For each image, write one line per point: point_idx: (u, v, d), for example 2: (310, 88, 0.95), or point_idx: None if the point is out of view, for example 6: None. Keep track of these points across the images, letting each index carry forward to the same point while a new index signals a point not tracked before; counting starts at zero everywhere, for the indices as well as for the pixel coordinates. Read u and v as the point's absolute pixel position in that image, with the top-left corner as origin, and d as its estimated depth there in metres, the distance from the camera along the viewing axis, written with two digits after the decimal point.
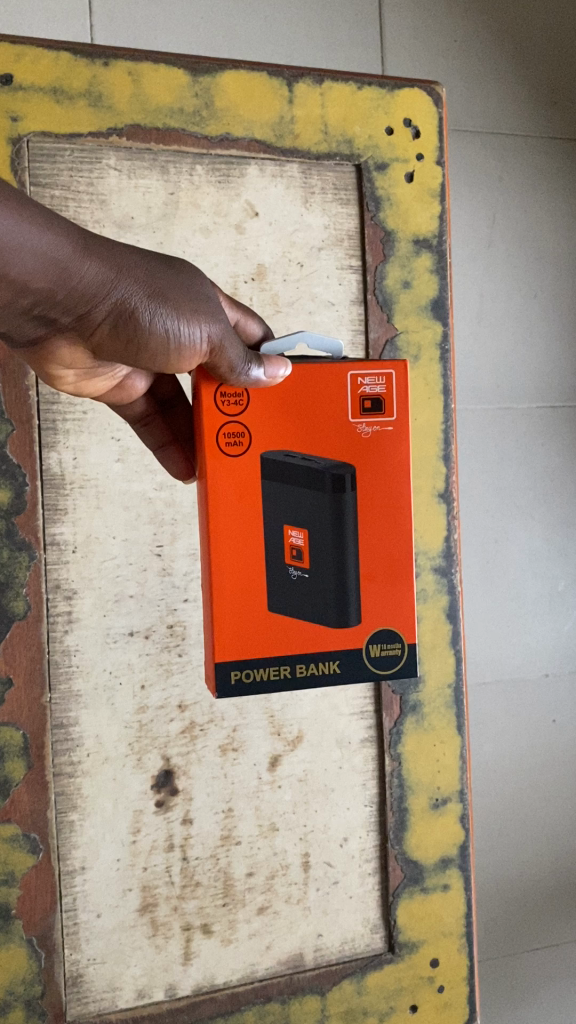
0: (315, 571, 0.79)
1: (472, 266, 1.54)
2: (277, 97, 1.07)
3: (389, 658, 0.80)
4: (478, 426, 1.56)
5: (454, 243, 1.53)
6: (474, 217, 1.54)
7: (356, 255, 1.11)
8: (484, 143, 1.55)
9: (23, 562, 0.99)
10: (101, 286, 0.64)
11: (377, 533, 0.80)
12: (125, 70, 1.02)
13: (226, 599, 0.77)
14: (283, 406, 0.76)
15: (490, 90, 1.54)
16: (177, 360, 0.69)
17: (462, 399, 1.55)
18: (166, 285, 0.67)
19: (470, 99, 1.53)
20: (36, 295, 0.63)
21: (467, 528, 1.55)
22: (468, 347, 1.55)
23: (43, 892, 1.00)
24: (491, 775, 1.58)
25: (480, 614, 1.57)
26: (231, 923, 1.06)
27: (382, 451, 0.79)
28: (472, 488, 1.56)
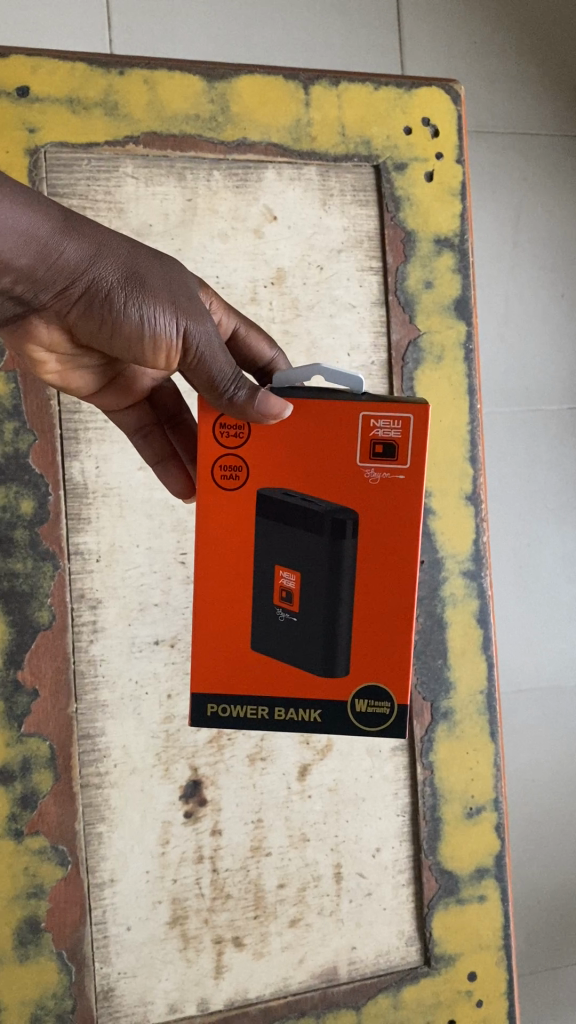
0: (305, 613, 0.74)
1: (496, 267, 1.53)
2: (293, 100, 1.07)
3: (376, 716, 0.74)
4: (506, 428, 1.54)
5: (477, 244, 1.51)
6: (497, 217, 1.53)
7: (376, 256, 1.10)
8: (506, 143, 1.53)
9: (47, 571, 0.99)
10: (80, 267, 0.65)
11: (379, 585, 0.73)
12: (140, 78, 1.02)
13: (209, 630, 0.74)
14: (281, 442, 0.70)
15: (511, 89, 1.53)
16: (150, 348, 0.69)
17: (489, 401, 1.53)
18: (148, 273, 0.67)
19: (491, 98, 1.52)
20: (16, 272, 0.64)
21: (498, 532, 1.53)
22: (495, 348, 1.53)
23: (72, 905, 0.98)
24: (528, 785, 1.55)
25: (513, 620, 1.54)
26: (263, 936, 1.04)
27: (392, 500, 0.71)
28: (502, 491, 1.54)
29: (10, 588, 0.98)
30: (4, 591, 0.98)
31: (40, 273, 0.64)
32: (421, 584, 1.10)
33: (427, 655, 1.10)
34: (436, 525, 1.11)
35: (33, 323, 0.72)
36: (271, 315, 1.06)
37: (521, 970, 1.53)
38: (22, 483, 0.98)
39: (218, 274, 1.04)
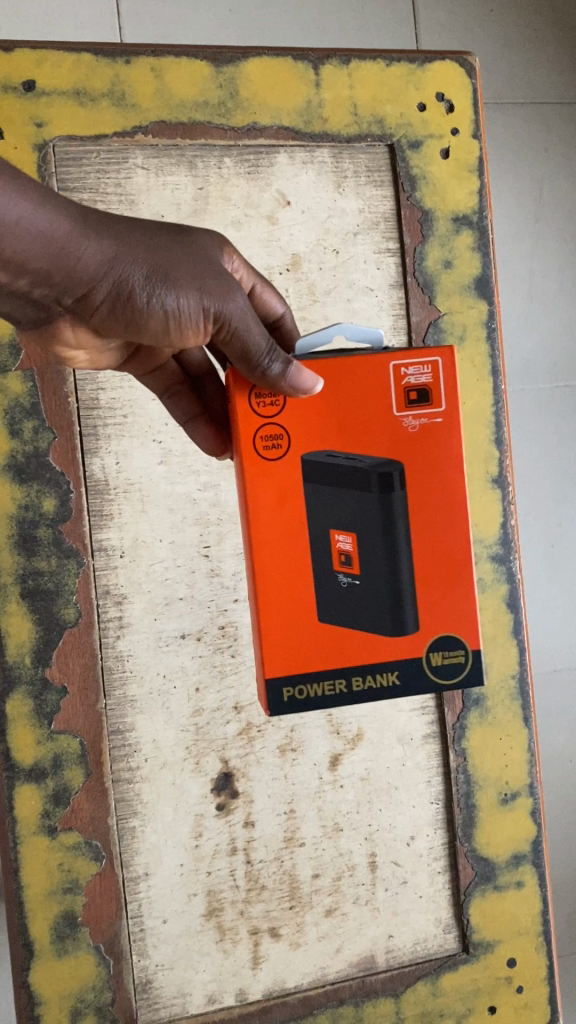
0: (365, 576, 0.74)
1: (520, 242, 1.49)
2: (303, 82, 1.05)
3: (452, 666, 0.75)
4: (535, 406, 1.51)
5: (499, 219, 1.48)
6: (519, 190, 1.49)
7: (393, 237, 1.08)
8: (527, 114, 1.49)
9: (71, 569, 0.98)
10: (100, 266, 0.64)
11: (434, 530, 0.73)
12: (147, 67, 1.00)
13: (273, 607, 0.73)
14: (324, 405, 0.71)
15: (529, 59, 1.49)
16: (178, 336, 0.69)
17: (516, 379, 1.51)
18: (168, 260, 0.66)
19: (509, 68, 1.48)
20: (36, 278, 0.64)
21: (528, 512, 1.51)
22: (520, 325, 1.50)
23: (108, 900, 0.99)
24: (566, 767, 1.53)
25: (547, 601, 1.52)
26: (299, 926, 1.04)
27: (433, 447, 0.73)
28: (532, 470, 1.51)
29: (35, 587, 0.97)
30: (29, 590, 0.97)
31: (58, 276, 0.64)
32: None
33: None
34: None
35: (59, 327, 0.71)
36: (288, 302, 1.05)
37: (563, 952, 1.52)
38: (43, 482, 0.98)
39: None
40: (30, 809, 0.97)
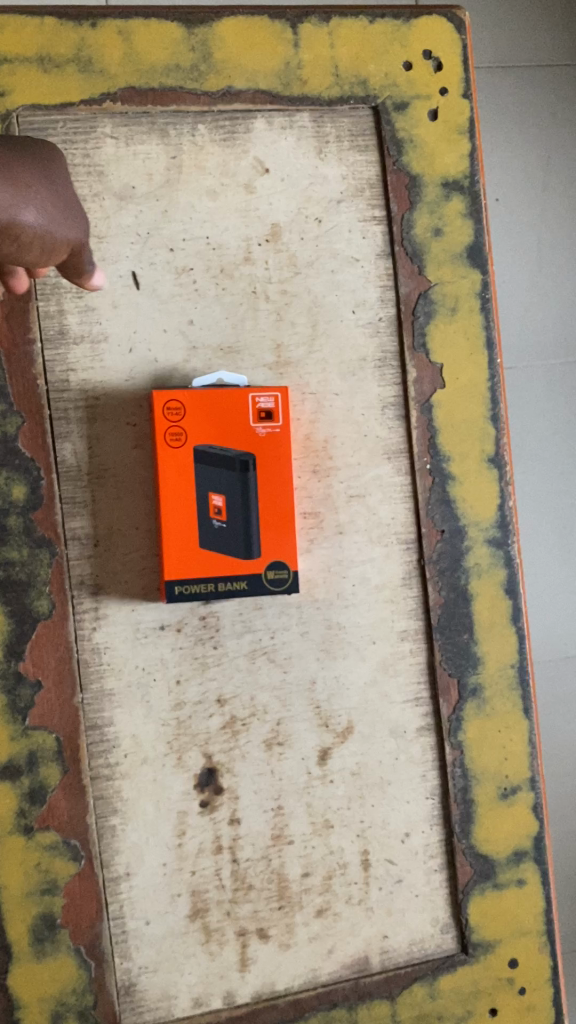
0: (231, 524, 0.94)
1: (526, 211, 1.43)
2: (281, 42, 0.99)
3: (278, 581, 0.96)
4: (544, 382, 1.45)
5: (503, 188, 1.42)
6: (524, 156, 1.43)
7: (379, 205, 1.02)
8: (531, 77, 1.42)
9: (44, 559, 0.94)
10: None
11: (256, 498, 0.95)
12: (114, 29, 0.95)
13: (171, 538, 0.94)
14: (192, 411, 0.94)
15: (530, 20, 1.42)
16: (39, 259, 0.72)
17: (525, 353, 1.44)
18: (32, 187, 0.69)
19: (513, 30, 1.42)
20: None
21: (539, 492, 1.46)
22: (528, 297, 1.44)
23: (88, 900, 0.95)
24: None
25: (559, 584, 1.46)
26: (289, 926, 1.00)
27: (262, 449, 0.95)
28: (542, 448, 1.45)
29: (6, 578, 0.93)
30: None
31: None
32: (441, 554, 1.03)
33: (452, 629, 1.04)
34: (457, 492, 1.04)
35: None
36: (268, 275, 1.00)
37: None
38: (12, 468, 0.93)
39: (208, 235, 0.98)
40: (5, 807, 0.94)
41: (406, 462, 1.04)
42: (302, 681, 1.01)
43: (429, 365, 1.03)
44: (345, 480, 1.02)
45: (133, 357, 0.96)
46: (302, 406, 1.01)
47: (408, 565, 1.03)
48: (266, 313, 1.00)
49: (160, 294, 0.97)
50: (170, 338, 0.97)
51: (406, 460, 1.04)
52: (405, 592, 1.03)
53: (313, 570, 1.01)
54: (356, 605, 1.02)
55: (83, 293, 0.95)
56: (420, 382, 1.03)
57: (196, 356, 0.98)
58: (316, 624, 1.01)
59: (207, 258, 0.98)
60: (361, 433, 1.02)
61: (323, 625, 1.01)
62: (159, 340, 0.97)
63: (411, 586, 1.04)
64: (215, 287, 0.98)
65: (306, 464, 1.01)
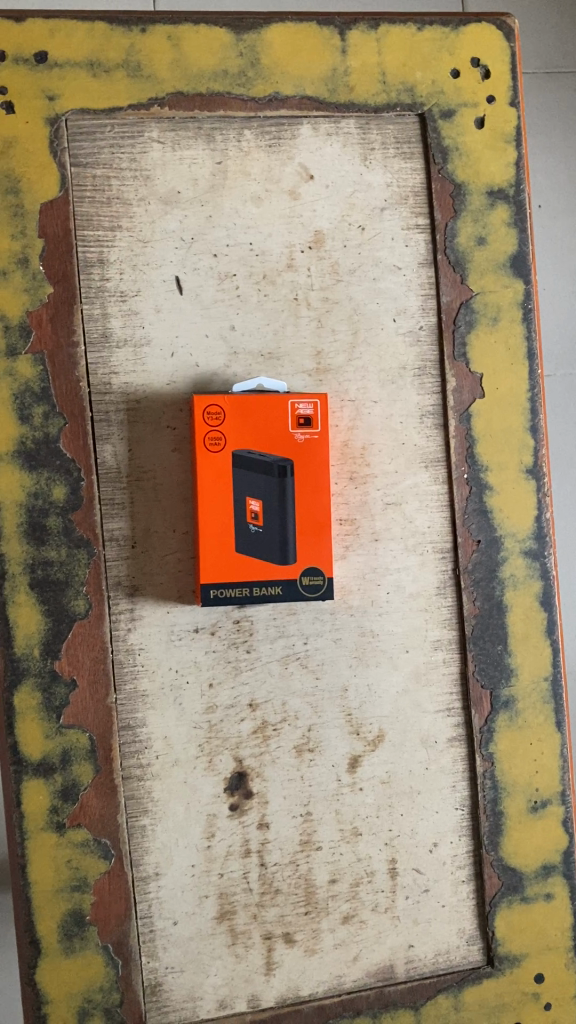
0: (268, 530, 0.94)
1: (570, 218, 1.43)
2: (328, 48, 0.99)
3: (314, 586, 0.96)
4: None
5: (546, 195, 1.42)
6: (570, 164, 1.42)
7: (423, 212, 1.02)
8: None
9: (82, 560, 0.95)
10: None
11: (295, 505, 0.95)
12: (164, 34, 0.96)
13: (208, 541, 0.94)
14: (233, 417, 0.94)
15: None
16: None
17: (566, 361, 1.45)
18: None
19: (561, 38, 1.42)
20: None
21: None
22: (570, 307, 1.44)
23: (117, 899, 0.96)
24: None
25: None
26: (315, 932, 1.00)
27: (303, 457, 0.96)
28: None
29: (44, 577, 0.94)
30: (38, 580, 0.94)
31: None
32: (477, 564, 1.03)
33: (486, 640, 1.03)
34: (494, 502, 1.03)
35: None
36: (310, 281, 1.00)
37: None
38: (53, 469, 0.94)
39: (251, 241, 0.99)
40: (38, 804, 0.95)
41: (443, 471, 1.03)
42: (334, 688, 1.01)
43: (469, 374, 1.03)
44: (382, 488, 1.02)
45: (175, 362, 0.97)
46: (341, 413, 1.01)
47: (443, 574, 1.03)
48: (307, 320, 1.00)
49: (202, 299, 0.98)
50: (212, 343, 0.98)
51: (443, 468, 1.03)
52: (440, 601, 1.03)
53: (348, 577, 1.01)
54: (390, 613, 1.02)
55: (126, 297, 0.96)
56: (460, 391, 1.03)
57: (237, 361, 0.98)
58: (349, 631, 1.01)
59: (250, 264, 0.99)
60: (399, 441, 1.02)
61: (356, 632, 1.01)
62: (200, 345, 0.98)
63: (446, 595, 1.03)
64: (257, 293, 0.99)
65: (343, 471, 1.01)
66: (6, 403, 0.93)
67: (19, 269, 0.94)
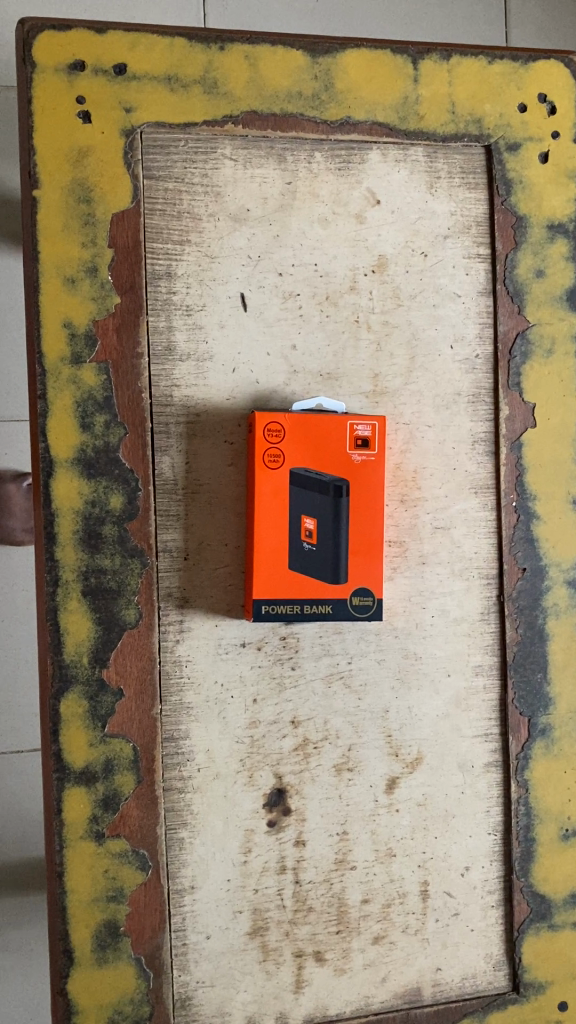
0: (322, 548, 0.95)
1: None
2: (401, 76, 1.00)
3: (363, 606, 0.97)
4: None
5: None
6: None
7: (484, 242, 1.04)
8: None
9: (134, 569, 0.95)
10: None
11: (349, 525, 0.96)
12: (241, 54, 0.97)
13: (262, 557, 0.95)
14: (292, 435, 0.95)
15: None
16: None
17: None
18: None
19: None
20: None
21: None
22: None
23: (152, 911, 0.96)
24: None
25: None
26: (345, 952, 1.01)
27: (360, 478, 0.97)
28: None
29: (97, 585, 0.94)
30: (90, 588, 0.94)
31: None
32: (521, 592, 1.04)
33: (526, 667, 1.04)
34: (540, 531, 1.04)
35: None
36: (371, 305, 1.01)
37: None
38: (112, 478, 0.94)
39: (316, 262, 1.00)
40: (79, 813, 0.94)
41: (492, 498, 1.04)
42: (375, 708, 1.01)
43: (522, 404, 1.04)
44: (432, 512, 1.03)
45: (236, 377, 0.98)
46: (395, 436, 1.02)
47: (488, 600, 1.04)
48: (366, 343, 1.01)
49: (266, 317, 0.98)
50: (273, 361, 0.99)
51: (492, 495, 1.04)
52: (483, 627, 1.04)
53: (394, 598, 1.02)
54: (434, 637, 1.03)
55: (191, 311, 0.97)
56: (512, 420, 1.04)
57: (296, 379, 0.99)
58: (393, 653, 1.02)
59: (314, 285, 1.00)
60: (450, 467, 1.03)
61: (400, 654, 1.02)
62: (261, 362, 0.98)
63: (489, 621, 1.04)
64: (319, 313, 1.00)
65: (395, 494, 1.02)
66: (68, 410, 0.93)
67: (88, 277, 0.94)
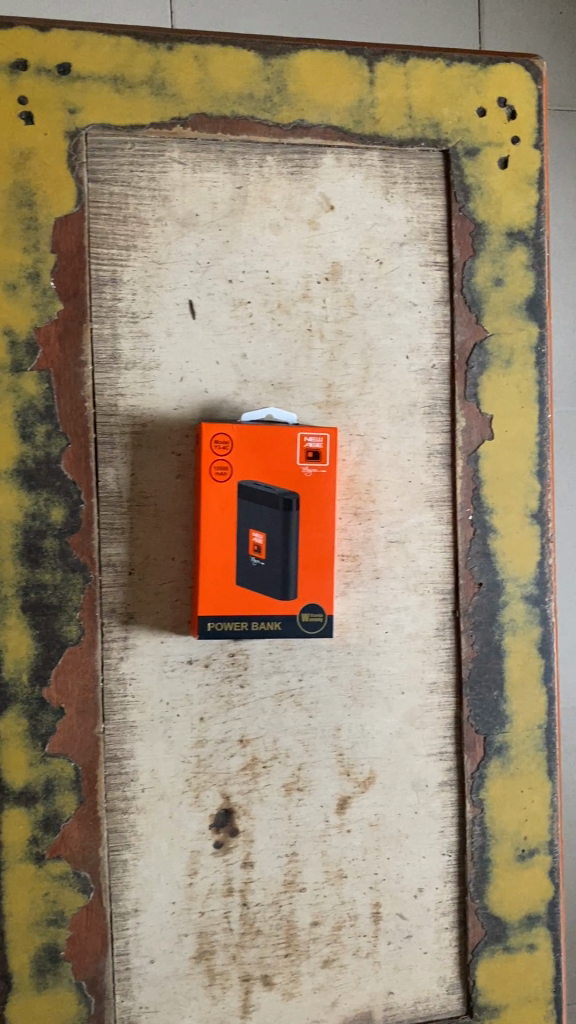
0: (270, 563, 0.92)
1: None
2: (356, 79, 0.98)
3: (313, 622, 0.95)
4: None
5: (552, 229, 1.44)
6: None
7: (442, 249, 1.01)
8: None
9: (76, 584, 0.92)
10: None
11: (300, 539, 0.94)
12: (190, 54, 0.94)
13: (208, 571, 0.92)
14: (241, 447, 0.92)
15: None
16: None
17: (564, 399, 1.45)
18: None
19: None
20: None
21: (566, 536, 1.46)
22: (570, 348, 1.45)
23: (93, 934, 0.94)
24: None
25: None
26: (294, 976, 0.98)
27: (311, 491, 0.94)
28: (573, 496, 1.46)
29: (37, 600, 0.92)
30: (30, 603, 0.91)
31: None
32: (477, 608, 1.02)
33: (482, 684, 1.02)
34: (497, 545, 1.02)
35: None
36: (324, 313, 0.98)
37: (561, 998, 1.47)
38: (53, 490, 0.92)
39: (268, 268, 0.97)
40: (18, 834, 0.92)
41: (448, 511, 1.02)
42: (327, 727, 0.99)
43: (479, 415, 1.02)
44: (387, 525, 1.00)
45: (183, 387, 0.95)
46: (349, 447, 0.99)
47: (443, 615, 1.02)
48: (319, 353, 0.98)
49: (215, 325, 0.96)
50: (222, 370, 0.96)
51: (449, 509, 1.02)
52: (438, 643, 1.02)
53: (347, 614, 0.99)
54: (387, 653, 1.00)
55: (137, 319, 0.94)
56: (469, 432, 1.01)
57: (246, 389, 0.97)
58: (345, 670, 0.99)
59: (265, 292, 0.97)
60: (405, 479, 1.01)
61: (352, 671, 1.00)
62: (210, 371, 0.96)
63: (444, 637, 1.02)
64: (271, 321, 0.97)
65: (348, 507, 0.99)
66: (8, 420, 0.91)
67: (30, 283, 0.91)
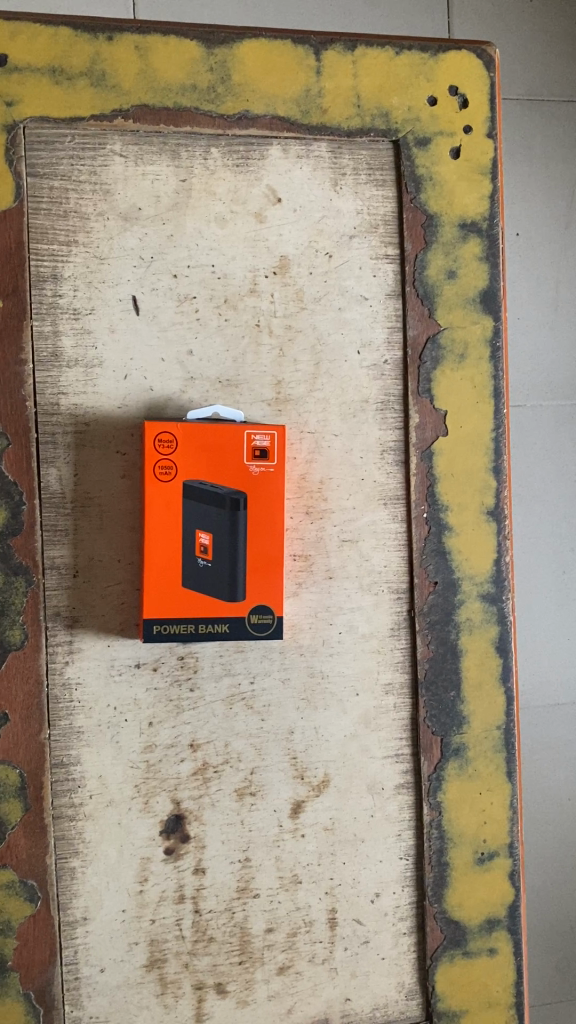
0: (217, 564, 0.90)
1: (548, 246, 1.42)
2: (302, 68, 0.96)
3: (263, 624, 0.92)
4: (553, 422, 1.43)
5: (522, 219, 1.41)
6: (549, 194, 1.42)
7: (393, 242, 0.99)
8: (562, 116, 1.42)
9: (19, 588, 0.91)
10: None
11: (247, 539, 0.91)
12: (131, 44, 0.92)
13: (153, 573, 0.90)
14: (185, 445, 0.90)
15: (556, 67, 1.42)
16: None
17: (536, 392, 1.43)
18: None
19: (548, 63, 1.42)
20: None
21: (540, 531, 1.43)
22: (541, 340, 1.42)
23: (41, 944, 0.92)
24: (566, 804, 1.46)
25: (555, 630, 1.44)
26: (249, 983, 0.96)
27: (259, 489, 0.92)
28: (546, 491, 1.44)
29: None
30: None
31: None
32: (432, 607, 1.00)
33: (438, 685, 1.00)
34: (453, 543, 1.00)
35: None
36: (272, 308, 0.96)
37: (537, 999, 1.46)
38: None
39: (214, 263, 0.95)
40: None
41: (402, 509, 1.00)
42: (280, 730, 0.97)
43: (433, 411, 1.00)
44: (339, 524, 0.98)
45: (128, 385, 0.93)
46: (299, 445, 0.97)
47: (398, 615, 1.00)
48: (268, 349, 0.96)
49: (160, 321, 0.94)
50: (168, 367, 0.94)
51: (403, 507, 1.00)
52: (393, 643, 1.00)
53: (299, 614, 0.97)
54: (341, 654, 0.99)
55: (79, 315, 0.92)
56: (423, 428, 1.00)
57: (193, 387, 0.95)
58: (298, 672, 0.98)
59: (211, 287, 0.95)
60: (358, 477, 0.99)
61: (305, 673, 0.98)
62: (156, 368, 0.94)
63: (400, 637, 1.00)
64: (217, 317, 0.95)
65: (299, 506, 0.97)
66: None
67: None
